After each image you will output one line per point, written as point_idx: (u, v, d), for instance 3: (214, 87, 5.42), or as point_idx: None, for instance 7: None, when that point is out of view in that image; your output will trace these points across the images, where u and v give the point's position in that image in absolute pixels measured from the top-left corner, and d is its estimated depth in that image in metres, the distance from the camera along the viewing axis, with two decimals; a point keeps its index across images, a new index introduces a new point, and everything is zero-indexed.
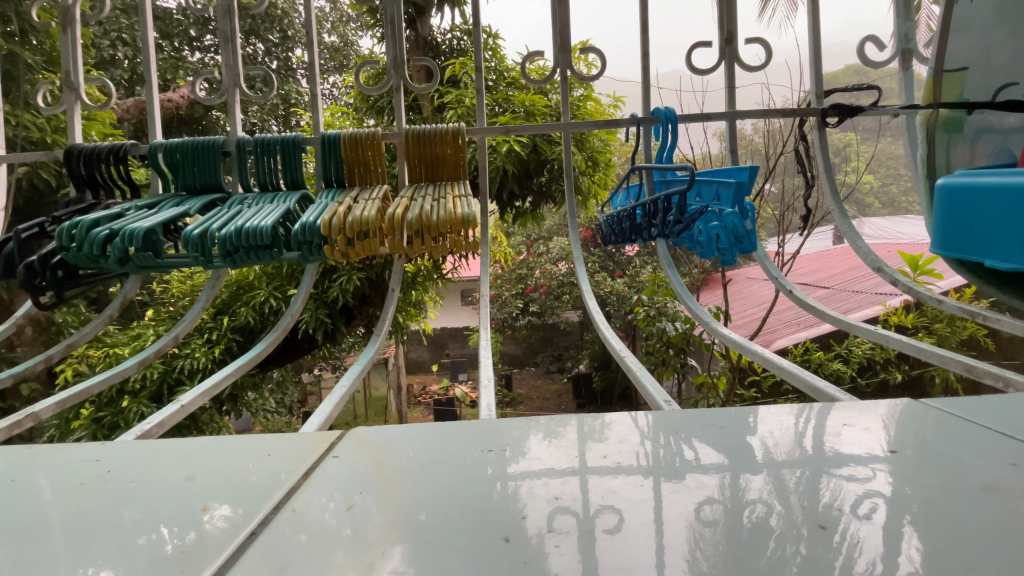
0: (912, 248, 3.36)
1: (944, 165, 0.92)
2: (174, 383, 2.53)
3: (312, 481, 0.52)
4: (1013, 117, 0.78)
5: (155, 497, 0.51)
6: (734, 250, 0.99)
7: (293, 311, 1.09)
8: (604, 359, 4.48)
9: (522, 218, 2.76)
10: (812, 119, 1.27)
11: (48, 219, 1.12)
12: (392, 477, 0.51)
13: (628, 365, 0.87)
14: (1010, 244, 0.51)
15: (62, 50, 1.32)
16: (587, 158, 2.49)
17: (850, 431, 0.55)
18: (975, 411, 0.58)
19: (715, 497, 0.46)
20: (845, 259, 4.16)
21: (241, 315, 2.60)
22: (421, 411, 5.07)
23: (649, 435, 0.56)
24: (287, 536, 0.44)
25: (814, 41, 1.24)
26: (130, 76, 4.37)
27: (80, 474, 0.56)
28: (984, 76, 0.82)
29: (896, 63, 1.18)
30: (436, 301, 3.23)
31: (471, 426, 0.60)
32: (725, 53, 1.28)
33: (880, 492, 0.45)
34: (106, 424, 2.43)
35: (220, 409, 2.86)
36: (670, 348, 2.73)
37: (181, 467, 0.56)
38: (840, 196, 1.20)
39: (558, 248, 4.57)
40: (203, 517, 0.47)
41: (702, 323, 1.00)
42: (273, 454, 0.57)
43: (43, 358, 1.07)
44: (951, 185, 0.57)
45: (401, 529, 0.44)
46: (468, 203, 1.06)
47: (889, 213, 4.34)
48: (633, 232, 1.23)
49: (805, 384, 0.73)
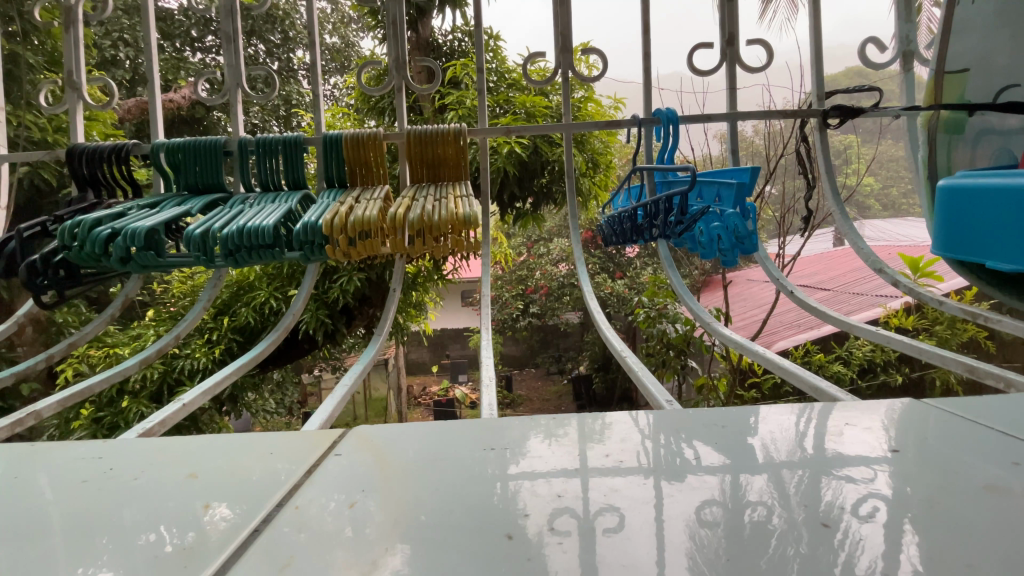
0: (913, 250, 3.36)
1: (945, 167, 0.92)
2: (174, 383, 2.53)
3: (313, 480, 0.52)
4: (1013, 119, 0.79)
5: (156, 496, 0.51)
6: (735, 251, 0.99)
7: (294, 311, 1.09)
8: (604, 360, 4.48)
9: (523, 219, 2.76)
10: (813, 121, 1.27)
11: (50, 218, 1.12)
12: (394, 476, 0.51)
13: (629, 365, 0.87)
14: (1010, 245, 0.51)
15: (65, 50, 1.32)
16: (587, 160, 2.48)
17: (851, 431, 0.55)
18: (977, 411, 0.58)
19: (716, 498, 0.46)
20: (845, 261, 4.16)
21: (242, 315, 2.60)
22: (420, 412, 5.07)
23: (650, 435, 0.56)
24: (288, 534, 0.44)
25: (815, 43, 1.24)
26: (132, 77, 4.38)
27: (80, 473, 0.56)
28: (985, 78, 0.82)
29: (897, 64, 1.18)
30: (436, 302, 3.23)
31: (472, 426, 0.60)
32: (727, 54, 1.28)
33: (881, 493, 0.45)
34: (105, 424, 2.43)
35: (220, 410, 2.86)
36: (670, 349, 2.73)
37: (182, 466, 0.56)
38: (841, 197, 1.20)
39: (559, 249, 4.56)
40: (204, 516, 0.47)
41: (703, 323, 1.00)
42: (275, 453, 0.57)
43: (44, 357, 1.07)
44: (952, 187, 0.57)
45: (403, 527, 0.44)
46: (470, 204, 1.06)
47: (889, 215, 4.34)
48: (634, 233, 1.24)
49: (806, 385, 0.73)
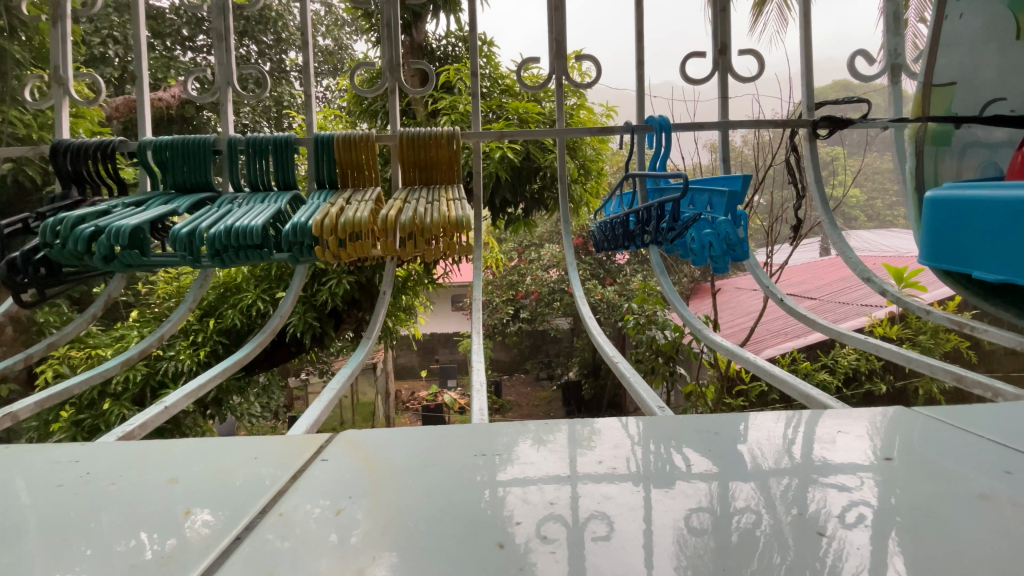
0: (897, 261, 3.43)
1: (931, 178, 0.96)
2: (158, 385, 2.50)
3: (298, 485, 0.50)
4: (1000, 132, 0.86)
5: (137, 499, 0.50)
6: (726, 258, 1.00)
7: (281, 314, 1.07)
8: (593, 367, 4.50)
9: (514, 225, 2.76)
10: (804, 130, 1.28)
11: (32, 214, 1.09)
12: (379, 479, 0.51)
13: (621, 371, 0.85)
14: (1004, 259, 0.51)
15: (52, 44, 1.28)
16: (579, 167, 2.51)
17: (843, 437, 0.55)
18: (966, 419, 0.58)
19: (704, 505, 0.45)
20: (831, 271, 4.22)
21: (228, 317, 2.57)
22: (409, 418, 5.07)
23: (640, 442, 0.56)
24: (272, 542, 0.42)
25: (806, 56, 1.26)
26: (120, 75, 4.32)
27: (59, 475, 0.54)
28: (973, 90, 0.91)
29: (886, 77, 1.20)
30: (426, 307, 3.17)
31: (459, 432, 0.59)
32: (718, 64, 1.30)
33: (868, 500, 0.45)
34: (86, 427, 2.40)
35: (204, 413, 2.82)
36: (659, 356, 2.75)
37: (163, 470, 0.54)
38: (829, 206, 1.21)
39: (550, 255, 4.59)
40: (184, 522, 0.46)
41: (694, 330, 1.00)
42: (260, 458, 0.56)
43: (23, 357, 1.03)
44: (939, 198, 0.58)
45: (387, 536, 0.43)
46: (462, 207, 1.06)
47: (874, 226, 4.40)
48: (627, 238, 1.24)
49: (795, 392, 0.73)
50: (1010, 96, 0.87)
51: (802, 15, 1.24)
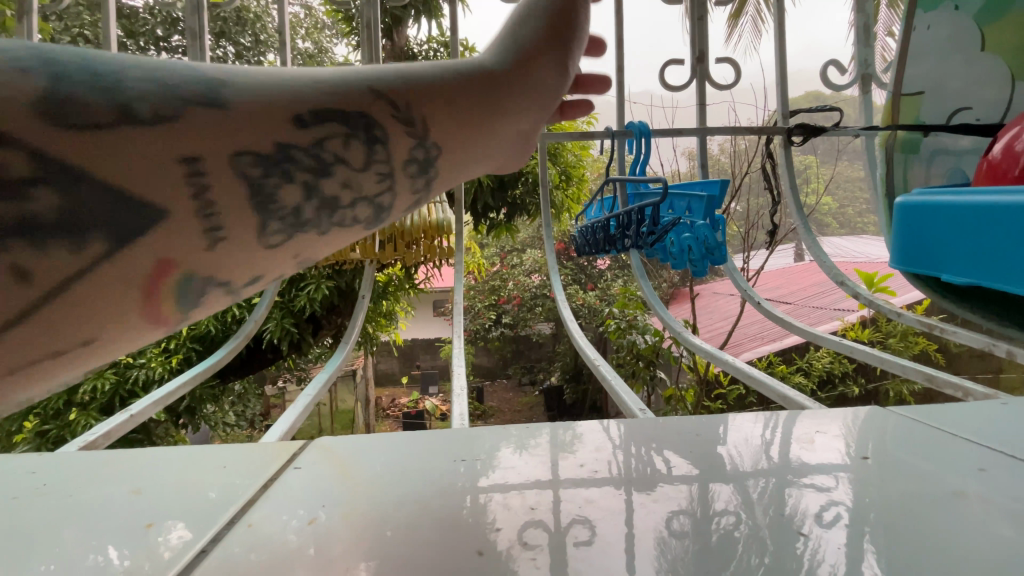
0: (868, 266, 3.53)
1: (901, 184, 0.99)
2: (127, 394, 2.42)
3: (271, 493, 0.49)
4: (965, 140, 0.89)
5: (99, 511, 0.47)
6: (705, 261, 1.01)
7: (256, 318, 1.04)
8: (575, 371, 4.51)
9: (496, 229, 2.74)
10: (778, 137, 1.30)
11: None
12: (356, 487, 0.49)
13: (602, 376, 0.85)
14: (969, 263, 0.52)
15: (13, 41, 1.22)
16: (560, 173, 2.54)
17: (821, 438, 0.56)
18: (938, 418, 0.59)
19: (684, 508, 0.45)
20: (805, 276, 4.33)
21: (202, 323, 2.51)
22: (390, 424, 5.00)
23: (621, 445, 0.56)
24: (240, 555, 0.41)
25: (780, 64, 1.29)
26: None
27: (14, 487, 0.51)
28: (938, 99, 0.96)
29: (857, 86, 1.23)
30: (408, 312, 3.15)
31: (438, 437, 0.58)
32: (696, 71, 1.33)
33: (845, 500, 0.45)
34: (50, 438, 2.30)
35: (177, 423, 2.74)
36: (640, 360, 2.79)
37: (127, 481, 0.52)
38: (804, 211, 1.24)
39: (532, 260, 4.55)
40: (151, 535, 0.44)
41: (673, 333, 1.00)
42: (229, 467, 0.54)
43: None
44: (909, 204, 0.60)
45: (363, 544, 0.41)
46: (443, 210, 1.06)
47: (845, 233, 4.52)
48: (607, 242, 1.24)
49: (773, 393, 0.73)
50: (974, 106, 0.91)
51: (777, 25, 1.27)
